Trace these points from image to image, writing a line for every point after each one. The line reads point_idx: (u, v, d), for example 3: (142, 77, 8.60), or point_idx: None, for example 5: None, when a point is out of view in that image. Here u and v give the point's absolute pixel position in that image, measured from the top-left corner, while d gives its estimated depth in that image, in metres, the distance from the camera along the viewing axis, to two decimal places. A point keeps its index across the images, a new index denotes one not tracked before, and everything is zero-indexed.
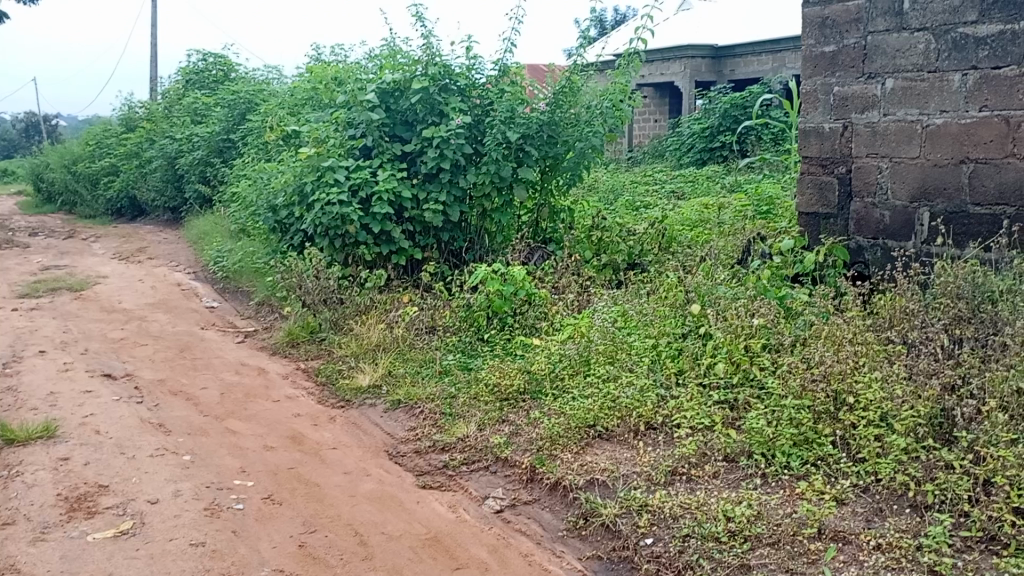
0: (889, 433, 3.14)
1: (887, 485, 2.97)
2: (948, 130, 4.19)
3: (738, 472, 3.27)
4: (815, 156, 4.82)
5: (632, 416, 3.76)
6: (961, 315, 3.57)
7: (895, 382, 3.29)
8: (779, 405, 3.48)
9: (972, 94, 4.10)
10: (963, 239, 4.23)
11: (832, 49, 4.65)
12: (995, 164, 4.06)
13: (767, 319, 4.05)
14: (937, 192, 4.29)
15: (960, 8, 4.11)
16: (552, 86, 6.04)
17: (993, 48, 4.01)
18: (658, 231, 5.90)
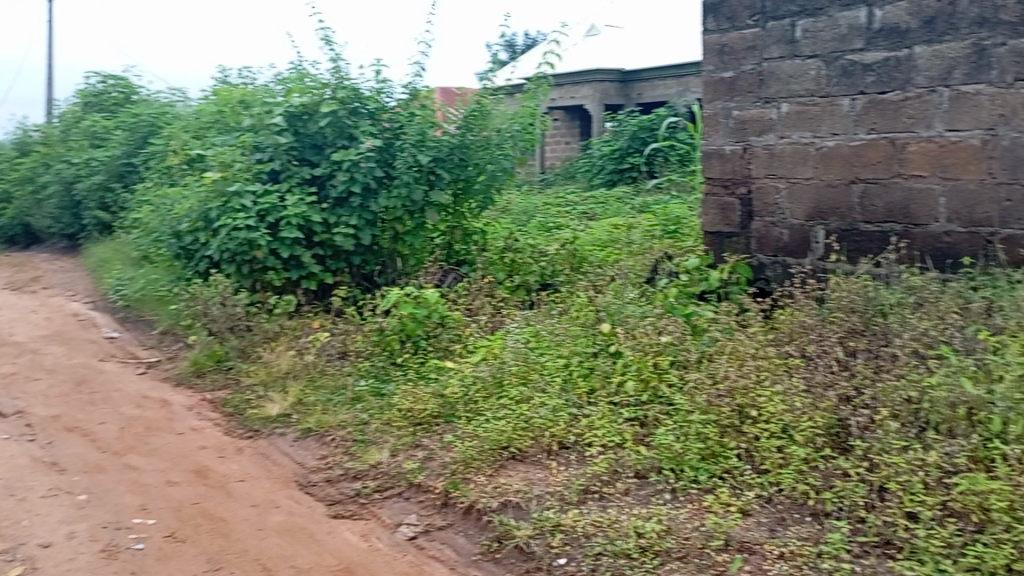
0: (790, 444, 3.24)
1: (788, 494, 3.06)
2: (840, 152, 4.39)
3: (648, 488, 3.32)
4: (717, 177, 4.97)
5: (545, 436, 3.78)
6: (854, 328, 3.72)
7: (795, 395, 3.40)
8: (686, 420, 3.55)
9: (861, 118, 4.30)
10: (855, 255, 4.42)
11: (730, 75, 4.83)
12: (883, 184, 4.26)
13: (675, 336, 4.12)
14: (831, 211, 4.47)
15: (848, 36, 4.32)
16: (462, 109, 6.08)
17: (879, 74, 4.21)
18: (569, 251, 5.91)
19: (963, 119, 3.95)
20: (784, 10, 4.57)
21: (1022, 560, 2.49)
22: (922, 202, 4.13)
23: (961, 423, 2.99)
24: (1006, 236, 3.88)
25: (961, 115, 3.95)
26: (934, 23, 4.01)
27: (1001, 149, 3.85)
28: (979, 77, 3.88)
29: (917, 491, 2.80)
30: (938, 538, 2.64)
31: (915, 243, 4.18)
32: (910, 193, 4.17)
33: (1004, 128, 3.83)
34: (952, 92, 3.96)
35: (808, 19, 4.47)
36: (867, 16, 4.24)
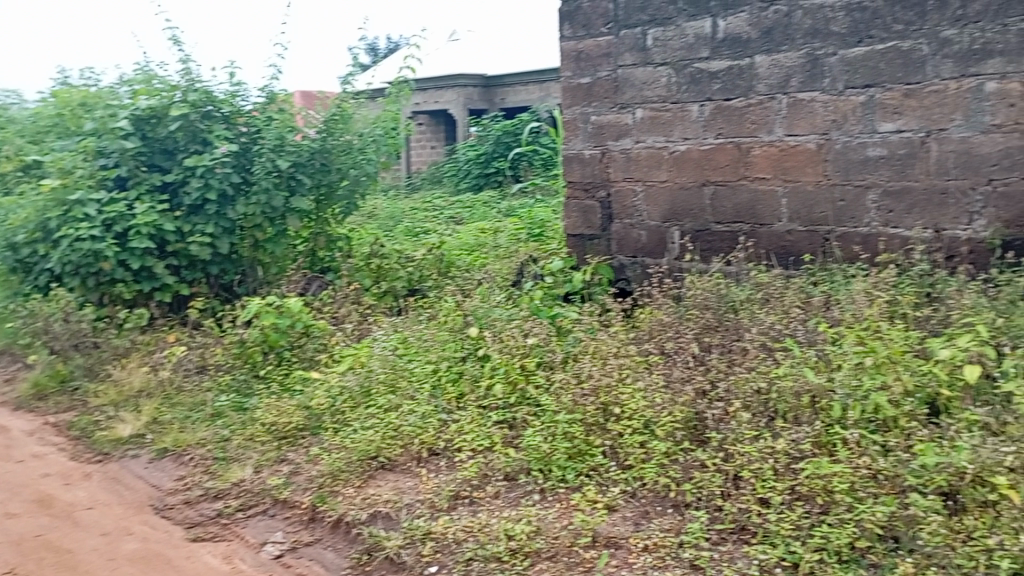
0: (651, 438, 3.35)
1: (651, 487, 3.16)
2: (691, 155, 4.60)
3: (518, 489, 3.35)
4: (578, 181, 5.10)
5: (415, 443, 3.74)
6: (708, 324, 3.90)
7: (654, 391, 3.53)
8: (553, 420, 3.61)
9: (709, 123, 4.51)
10: (708, 254, 4.64)
11: (587, 81, 4.96)
12: (731, 186, 4.48)
13: (540, 338, 4.18)
14: (685, 212, 4.67)
15: (694, 45, 4.51)
16: (323, 112, 5.95)
17: (724, 82, 4.42)
18: (436, 256, 5.90)
19: (801, 124, 4.20)
20: (635, 18, 4.71)
21: (863, 537, 2.62)
22: (767, 202, 4.37)
23: (806, 411, 3.16)
24: (841, 234, 4.16)
25: (799, 120, 4.20)
26: (772, 33, 4.23)
27: (834, 152, 4.11)
28: (814, 85, 4.13)
29: (768, 477, 2.93)
30: (788, 521, 2.76)
31: (761, 242, 4.43)
32: (755, 195, 4.41)
33: (837, 132, 4.09)
34: (790, 99, 4.21)
35: (658, 29, 4.63)
36: (712, 27, 4.43)
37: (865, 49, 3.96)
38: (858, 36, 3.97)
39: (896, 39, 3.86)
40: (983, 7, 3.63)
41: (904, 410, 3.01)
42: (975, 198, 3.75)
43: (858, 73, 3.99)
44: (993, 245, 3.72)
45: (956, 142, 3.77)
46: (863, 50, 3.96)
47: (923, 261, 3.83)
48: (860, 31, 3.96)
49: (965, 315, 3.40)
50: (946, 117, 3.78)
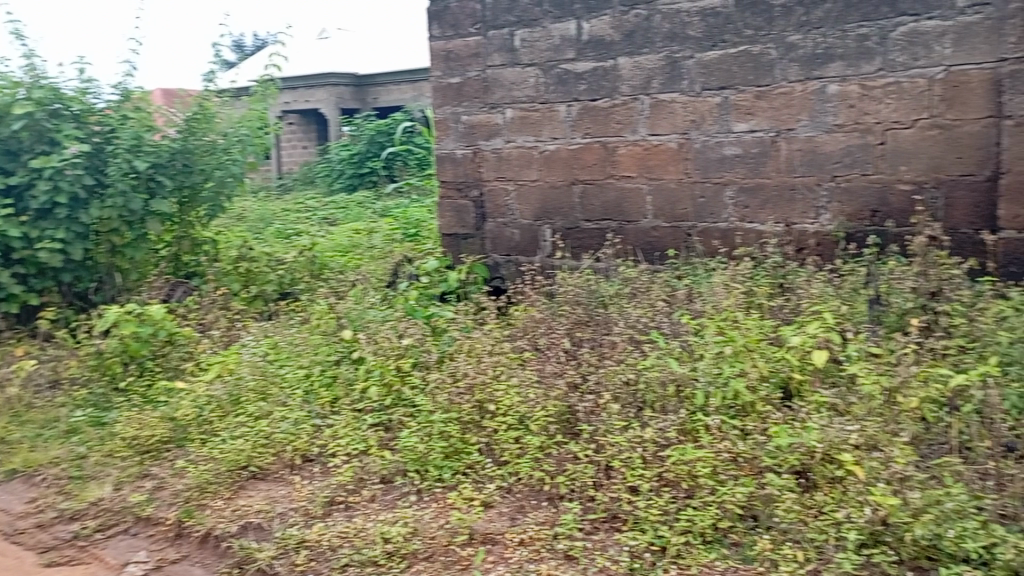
0: (526, 433, 3.39)
1: (526, 482, 3.18)
2: (560, 155, 4.70)
3: (394, 492, 3.32)
4: (451, 181, 5.10)
5: (287, 451, 3.65)
6: (580, 319, 3.99)
7: (528, 387, 3.57)
8: (428, 421, 3.59)
9: (577, 123, 4.61)
10: (578, 251, 4.76)
11: (457, 81, 4.96)
12: (599, 184, 4.61)
13: (415, 338, 4.16)
14: (556, 210, 4.77)
15: (561, 46, 4.59)
16: (183, 112, 5.66)
17: (590, 82, 4.53)
18: (308, 258, 5.77)
19: (662, 124, 4.35)
20: (502, 19, 4.76)
21: (725, 517, 2.73)
22: (633, 200, 4.52)
23: (671, 400, 3.27)
24: (702, 230, 4.35)
25: (660, 120, 4.36)
26: (633, 36, 4.36)
27: (694, 151, 4.29)
28: (673, 86, 4.29)
29: (637, 466, 3.01)
30: (655, 507, 2.83)
31: (628, 238, 4.57)
32: (622, 193, 4.54)
33: (696, 132, 4.27)
34: (652, 100, 4.36)
35: (525, 30, 4.69)
36: (577, 29, 4.53)
37: (719, 52, 4.14)
38: (713, 40, 4.15)
39: (747, 43, 4.06)
40: (824, 14, 3.84)
41: (760, 395, 3.18)
42: (821, 194, 4.00)
43: (714, 75, 4.17)
44: (838, 237, 3.97)
45: (803, 141, 4.00)
46: (718, 53, 4.14)
47: (776, 253, 4.06)
48: (714, 35, 4.14)
49: (814, 303, 3.62)
50: (793, 117, 4.00)
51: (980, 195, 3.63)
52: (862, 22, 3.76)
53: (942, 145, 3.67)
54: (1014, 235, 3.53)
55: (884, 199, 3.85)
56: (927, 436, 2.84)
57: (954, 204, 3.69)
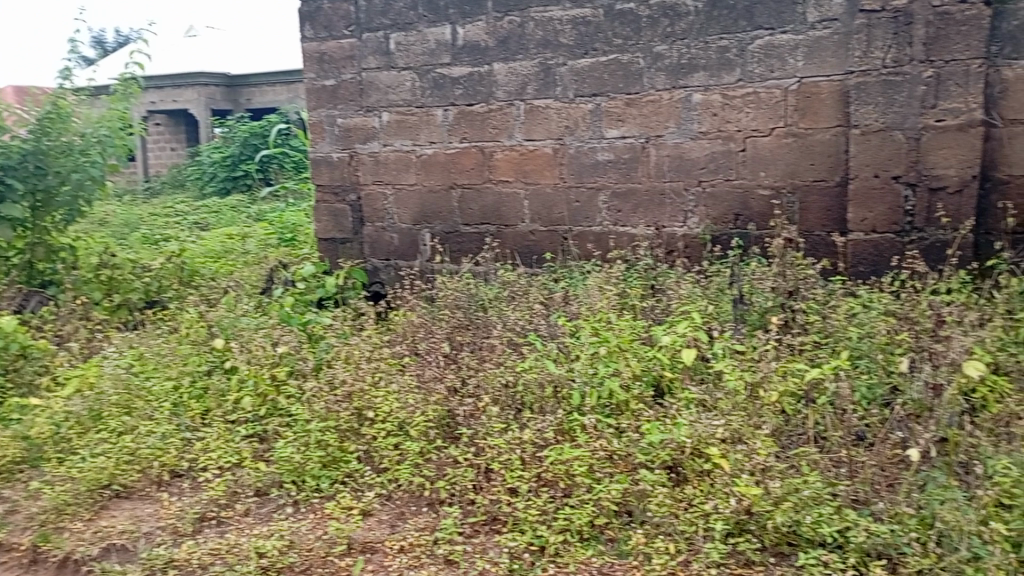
0: (405, 439, 3.36)
1: (406, 488, 3.15)
2: (437, 159, 4.70)
3: (270, 504, 3.23)
4: (326, 184, 5.04)
5: (154, 466, 3.49)
6: (460, 323, 4.01)
7: (407, 393, 3.54)
8: (305, 430, 3.51)
9: (453, 127, 4.63)
10: (457, 255, 4.78)
11: (332, 83, 4.89)
12: (477, 188, 4.64)
13: (290, 346, 4.06)
14: (434, 215, 4.78)
15: (436, 51, 4.59)
16: (35, 110, 5.25)
17: (465, 87, 4.55)
18: (176, 264, 5.54)
19: (538, 129, 4.43)
20: (377, 22, 4.70)
21: (602, 514, 2.79)
22: (510, 204, 4.58)
23: (549, 401, 3.33)
24: (577, 233, 4.45)
25: (536, 126, 4.43)
26: (508, 42, 4.41)
27: (569, 156, 4.39)
28: (547, 93, 4.36)
29: (516, 467, 3.02)
30: (534, 507, 2.85)
31: (507, 242, 4.63)
32: (499, 197, 4.60)
33: (570, 138, 4.36)
34: (527, 106, 4.42)
35: (400, 33, 4.66)
36: (452, 34, 4.53)
37: (591, 60, 4.23)
38: (584, 48, 4.24)
39: (617, 52, 4.17)
40: (688, 26, 3.99)
41: (634, 394, 3.28)
42: (689, 199, 4.16)
43: (586, 82, 4.27)
44: (705, 240, 4.14)
45: (671, 148, 4.15)
46: (589, 61, 4.24)
47: (647, 256, 4.21)
48: (585, 43, 4.23)
49: (683, 304, 3.76)
50: (661, 124, 4.15)
51: (831, 200, 3.86)
52: (723, 35, 3.92)
53: (797, 152, 3.89)
54: (862, 236, 3.76)
55: (746, 203, 4.05)
56: (788, 427, 2.99)
57: (809, 208, 3.91)
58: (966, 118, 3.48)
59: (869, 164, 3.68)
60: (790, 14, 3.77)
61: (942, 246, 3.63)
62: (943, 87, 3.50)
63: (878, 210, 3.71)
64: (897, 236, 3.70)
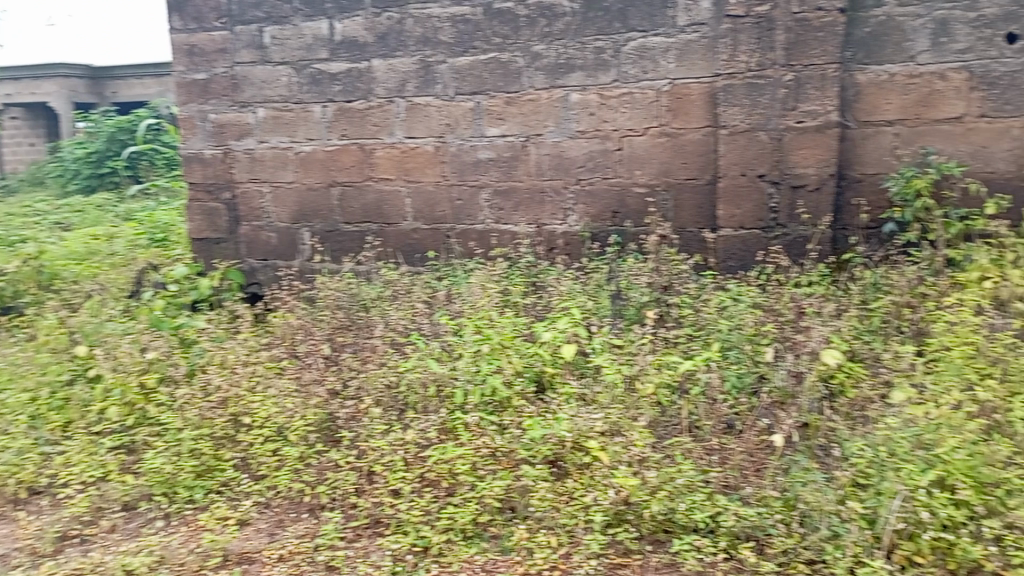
0: (284, 445, 3.26)
1: (285, 495, 3.07)
2: (316, 156, 4.60)
3: (138, 519, 3.07)
4: (199, 182, 4.82)
5: (10, 484, 3.26)
6: (341, 324, 3.94)
7: (286, 397, 3.44)
8: (177, 439, 3.35)
9: (332, 124, 4.54)
10: (338, 255, 4.70)
11: (202, 77, 4.68)
12: (357, 186, 4.57)
13: (161, 351, 3.88)
14: (314, 213, 4.68)
15: (313, 46, 4.47)
16: None
17: (344, 83, 4.46)
18: (35, 267, 5.14)
19: (418, 127, 4.40)
20: (250, 14, 4.53)
21: (485, 512, 2.79)
22: (392, 202, 4.54)
23: (432, 400, 3.30)
24: (460, 231, 4.46)
25: (416, 123, 4.40)
26: (386, 38, 4.34)
27: (450, 154, 4.38)
28: (428, 90, 4.33)
29: (398, 468, 2.98)
30: (417, 508, 2.83)
31: (388, 240, 4.59)
32: (380, 195, 4.55)
33: (451, 136, 4.35)
34: (408, 103, 4.38)
35: (274, 27, 4.51)
36: (329, 29, 4.43)
37: (470, 58, 4.23)
38: (464, 46, 4.23)
39: (496, 51, 4.18)
40: (565, 26, 4.04)
41: (516, 391, 3.29)
42: (568, 196, 4.23)
43: (466, 80, 4.27)
44: (584, 237, 4.23)
45: (551, 146, 4.21)
46: (469, 59, 4.23)
47: (528, 253, 4.28)
48: (464, 41, 4.22)
49: (563, 300, 3.83)
50: (541, 123, 4.19)
51: (702, 198, 4.01)
52: (598, 36, 4.00)
53: (670, 151, 4.01)
54: (731, 233, 3.92)
55: (622, 201, 4.15)
56: (663, 418, 3.08)
57: (682, 205, 4.05)
58: (824, 119, 3.68)
59: (736, 163, 3.83)
60: (662, 18, 3.88)
61: (803, 241, 3.82)
62: (802, 91, 3.68)
63: (745, 207, 3.87)
64: (763, 232, 3.87)
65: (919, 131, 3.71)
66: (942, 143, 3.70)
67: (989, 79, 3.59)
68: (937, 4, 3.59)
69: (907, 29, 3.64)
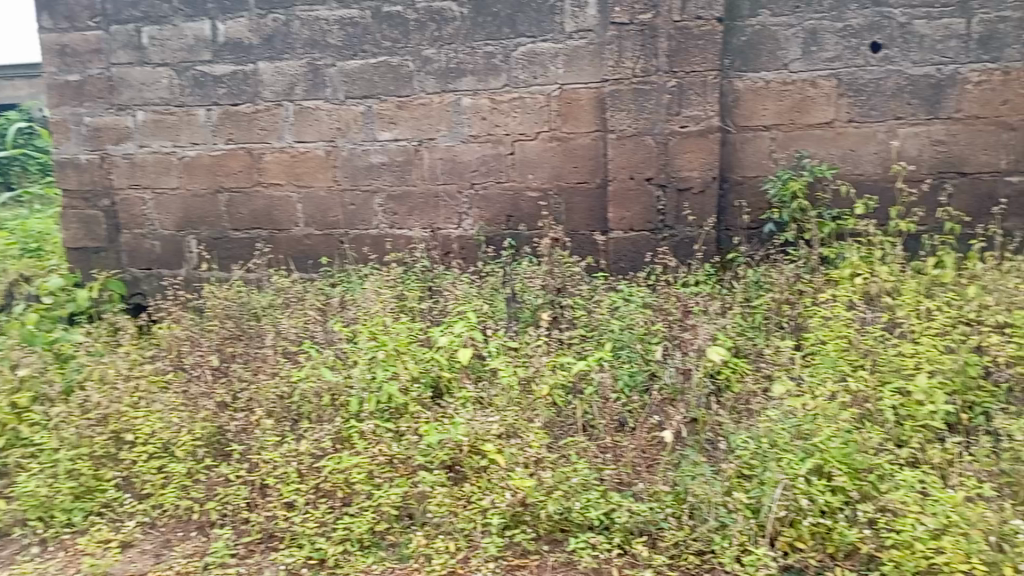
0: (170, 461, 3.12)
1: (172, 513, 2.95)
2: (201, 161, 4.45)
3: (11, 546, 2.93)
4: (75, 189, 4.60)
5: None
6: (230, 334, 3.82)
7: (172, 411, 3.31)
8: (52, 460, 3.15)
9: (218, 128, 4.40)
10: (227, 262, 4.57)
11: (76, 78, 4.45)
12: (246, 192, 4.45)
13: (34, 368, 3.67)
14: (200, 220, 4.53)
15: (194, 47, 4.32)
16: None
17: (229, 86, 4.33)
18: None
19: (308, 131, 4.31)
20: (127, 14, 4.33)
21: (382, 520, 2.75)
22: (282, 208, 4.43)
23: (327, 410, 3.24)
24: (353, 237, 4.40)
25: (306, 128, 4.31)
26: (272, 40, 4.23)
27: (342, 159, 4.31)
28: (317, 94, 4.25)
29: (292, 480, 2.90)
30: (311, 520, 2.76)
31: (280, 247, 4.49)
32: (271, 201, 4.44)
33: (342, 140, 4.29)
34: (296, 107, 4.29)
35: (153, 27, 4.33)
36: (211, 30, 4.28)
37: (359, 62, 4.18)
38: (353, 49, 4.17)
39: (386, 54, 4.14)
40: (455, 31, 4.04)
41: (412, 397, 3.25)
42: (462, 201, 4.25)
43: (356, 84, 4.21)
44: (479, 241, 4.26)
45: (443, 151, 4.21)
46: (358, 63, 4.18)
47: (423, 258, 4.26)
48: (353, 44, 4.16)
49: (459, 304, 3.83)
50: (433, 127, 4.19)
51: (593, 201, 4.10)
52: (488, 41, 4.02)
53: (561, 156, 4.08)
54: (621, 235, 4.01)
55: (516, 205, 4.20)
56: (559, 419, 3.11)
57: (573, 209, 4.13)
58: (705, 125, 3.82)
59: (625, 167, 3.92)
60: (550, 24, 3.93)
61: (690, 242, 3.95)
62: (685, 96, 3.80)
63: (634, 210, 3.97)
64: (652, 234, 3.98)
65: (793, 136, 3.90)
66: (815, 146, 3.89)
67: (856, 86, 3.80)
68: (807, 15, 3.77)
69: (780, 38, 3.80)
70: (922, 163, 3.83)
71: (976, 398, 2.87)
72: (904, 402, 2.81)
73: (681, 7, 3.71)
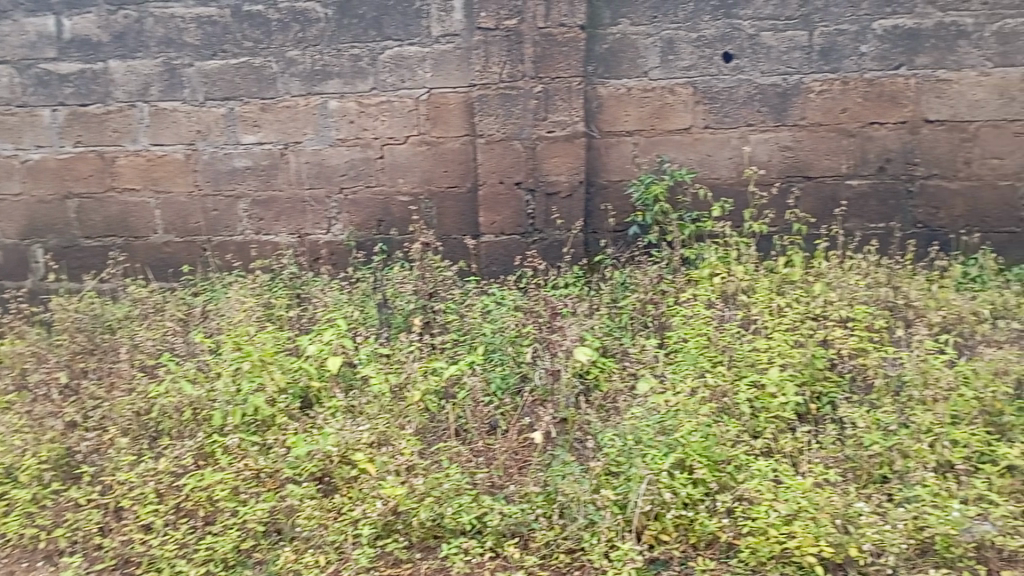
0: (14, 487, 2.90)
1: (15, 543, 2.73)
2: (47, 165, 4.17)
3: None
4: None
5: None
6: (82, 349, 3.60)
7: (15, 433, 3.08)
8: None
9: (65, 130, 4.13)
10: (78, 272, 4.30)
11: None
12: (98, 198, 4.20)
13: None
14: (47, 227, 4.25)
15: (37, 44, 4.04)
16: None
17: (77, 85, 4.08)
18: None
19: (164, 133, 4.12)
20: None
21: (248, 537, 2.64)
22: (138, 214, 4.22)
23: (188, 425, 3.10)
24: (216, 243, 4.24)
25: (162, 130, 4.11)
26: (124, 38, 4.02)
27: (202, 163, 4.14)
28: (173, 95, 4.07)
29: (150, 501, 2.76)
30: (171, 542, 2.63)
31: (136, 255, 4.27)
32: (125, 207, 4.21)
33: (202, 143, 4.12)
34: (152, 108, 4.09)
35: None
36: (56, 26, 4.01)
37: (219, 62, 4.02)
38: (212, 49, 4.01)
39: (248, 55, 4.01)
40: (319, 33, 3.95)
41: (279, 408, 3.15)
42: (331, 206, 4.16)
43: (216, 85, 4.05)
44: (349, 246, 4.19)
45: (310, 154, 4.11)
46: (218, 63, 4.02)
47: (291, 264, 4.15)
48: (212, 44, 4.00)
49: (328, 312, 3.75)
50: (299, 131, 4.08)
51: (464, 205, 4.11)
52: (354, 44, 3.95)
53: (430, 160, 4.07)
54: (492, 239, 4.03)
55: (386, 209, 4.15)
56: (432, 424, 3.09)
57: (445, 213, 4.13)
58: (571, 130, 3.89)
59: (494, 171, 3.95)
60: (416, 27, 3.90)
61: (558, 245, 4.02)
62: (551, 102, 3.86)
63: (504, 214, 4.00)
64: (522, 237, 4.02)
65: (654, 141, 4.03)
66: (674, 151, 4.04)
67: (711, 94, 3.97)
68: (665, 24, 3.91)
69: (640, 47, 3.93)
70: (772, 168, 4.04)
71: (824, 388, 3.03)
72: (759, 395, 2.94)
73: (545, 14, 3.76)
